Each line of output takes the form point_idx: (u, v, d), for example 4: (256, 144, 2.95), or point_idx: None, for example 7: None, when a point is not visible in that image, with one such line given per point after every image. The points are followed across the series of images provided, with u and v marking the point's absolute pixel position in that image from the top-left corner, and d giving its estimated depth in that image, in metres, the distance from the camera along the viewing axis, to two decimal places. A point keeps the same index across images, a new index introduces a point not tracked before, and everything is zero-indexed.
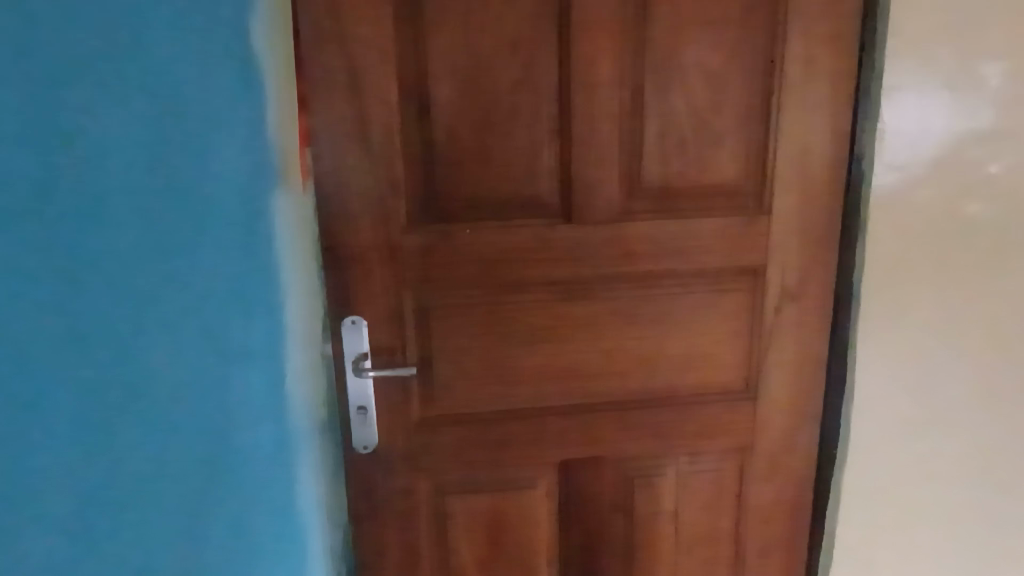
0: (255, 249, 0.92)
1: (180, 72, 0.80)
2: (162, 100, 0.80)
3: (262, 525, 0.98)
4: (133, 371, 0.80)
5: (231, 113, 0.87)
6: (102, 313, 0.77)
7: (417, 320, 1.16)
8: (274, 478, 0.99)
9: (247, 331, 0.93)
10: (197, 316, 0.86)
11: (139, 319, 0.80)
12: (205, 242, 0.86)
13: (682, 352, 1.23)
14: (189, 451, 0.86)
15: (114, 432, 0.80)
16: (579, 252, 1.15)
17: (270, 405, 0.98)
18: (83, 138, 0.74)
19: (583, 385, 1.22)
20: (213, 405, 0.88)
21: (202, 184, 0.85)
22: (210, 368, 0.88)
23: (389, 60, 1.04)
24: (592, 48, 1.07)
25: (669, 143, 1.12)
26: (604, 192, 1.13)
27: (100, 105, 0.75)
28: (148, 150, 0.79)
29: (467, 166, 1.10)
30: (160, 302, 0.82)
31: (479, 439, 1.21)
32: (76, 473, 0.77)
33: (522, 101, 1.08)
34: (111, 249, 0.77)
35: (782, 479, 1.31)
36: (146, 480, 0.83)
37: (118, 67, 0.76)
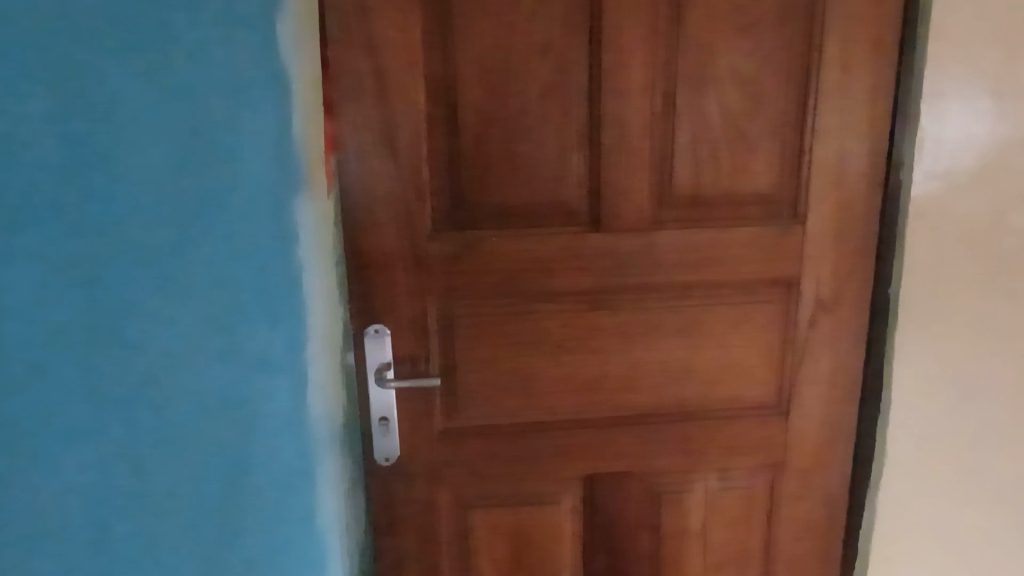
0: (267, 257, 0.86)
1: (199, 73, 0.79)
2: (163, 106, 0.79)
3: (280, 541, 0.93)
4: (147, 370, 0.83)
5: (249, 118, 0.82)
6: (114, 312, 0.81)
7: (441, 330, 1.13)
8: (293, 497, 0.93)
9: (259, 343, 0.88)
10: (199, 321, 0.85)
11: (117, 322, 0.81)
12: (212, 248, 0.84)
13: (712, 365, 1.19)
14: (175, 454, 0.86)
15: (86, 433, 0.82)
16: (608, 261, 1.12)
17: (287, 422, 0.91)
18: (103, 144, 0.77)
19: (609, 398, 1.19)
20: (227, 410, 0.88)
21: (223, 184, 0.83)
22: (223, 369, 0.87)
23: (418, 64, 1.03)
24: (624, 52, 1.05)
25: (702, 149, 1.10)
26: (634, 200, 1.10)
27: (76, 112, 0.76)
28: (141, 155, 0.79)
29: (494, 174, 1.08)
30: (148, 304, 0.82)
31: (503, 452, 1.18)
32: (91, 465, 0.83)
33: (551, 106, 1.06)
34: (102, 250, 0.79)
35: (815, 498, 1.27)
36: (121, 480, 0.85)
37: (137, 67, 0.77)
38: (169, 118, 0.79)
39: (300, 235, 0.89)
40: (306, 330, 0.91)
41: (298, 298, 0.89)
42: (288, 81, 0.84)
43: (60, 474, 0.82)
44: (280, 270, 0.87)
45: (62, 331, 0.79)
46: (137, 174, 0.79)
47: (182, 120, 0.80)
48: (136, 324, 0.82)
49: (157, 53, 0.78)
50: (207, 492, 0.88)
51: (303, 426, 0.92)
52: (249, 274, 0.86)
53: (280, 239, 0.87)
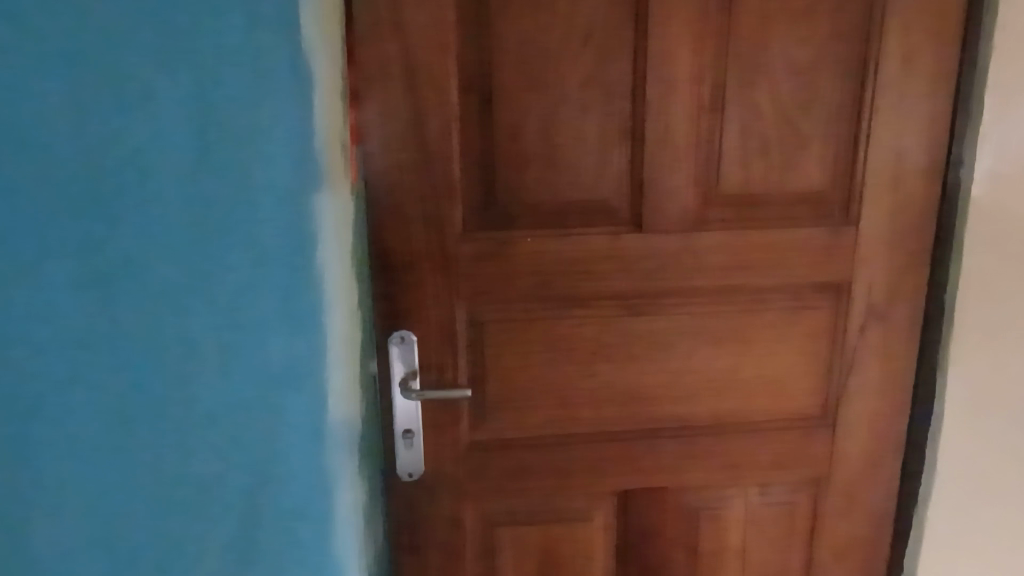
0: (287, 257, 0.82)
1: (216, 66, 0.76)
2: (184, 101, 0.76)
3: (294, 553, 0.89)
4: (164, 370, 0.82)
5: (270, 112, 0.79)
6: (133, 311, 0.80)
7: (469, 336, 1.06)
8: (307, 507, 0.88)
9: (278, 347, 0.84)
10: (215, 322, 0.82)
11: (139, 322, 0.80)
12: (230, 247, 0.81)
13: (757, 375, 1.12)
14: (195, 457, 0.84)
15: (106, 432, 0.82)
16: (649, 263, 1.05)
17: (305, 432, 0.87)
18: (124, 141, 0.76)
19: (648, 409, 1.11)
20: (242, 414, 0.85)
21: (243, 182, 0.80)
22: (240, 373, 0.84)
23: (450, 50, 0.95)
24: (671, 40, 0.98)
25: (751, 144, 1.03)
26: (678, 199, 1.03)
27: (96, 109, 0.75)
28: (163, 152, 0.77)
29: (530, 169, 1.01)
30: (169, 304, 0.80)
31: (533, 466, 1.11)
32: (111, 465, 0.83)
33: (592, 97, 0.99)
34: (122, 248, 0.78)
35: (859, 515, 1.20)
36: (141, 480, 0.84)
37: (157, 63, 0.75)
38: (190, 113, 0.77)
39: (320, 234, 0.84)
40: (325, 336, 0.86)
41: (316, 300, 0.85)
42: (310, 75, 0.80)
43: (80, 472, 0.82)
44: (298, 270, 0.83)
45: (82, 329, 0.79)
46: (159, 170, 0.77)
47: (203, 115, 0.77)
48: (158, 323, 0.80)
49: (178, 46, 0.75)
50: (226, 497, 0.86)
51: (321, 437, 0.88)
52: (268, 276, 0.82)
53: (300, 239, 0.83)
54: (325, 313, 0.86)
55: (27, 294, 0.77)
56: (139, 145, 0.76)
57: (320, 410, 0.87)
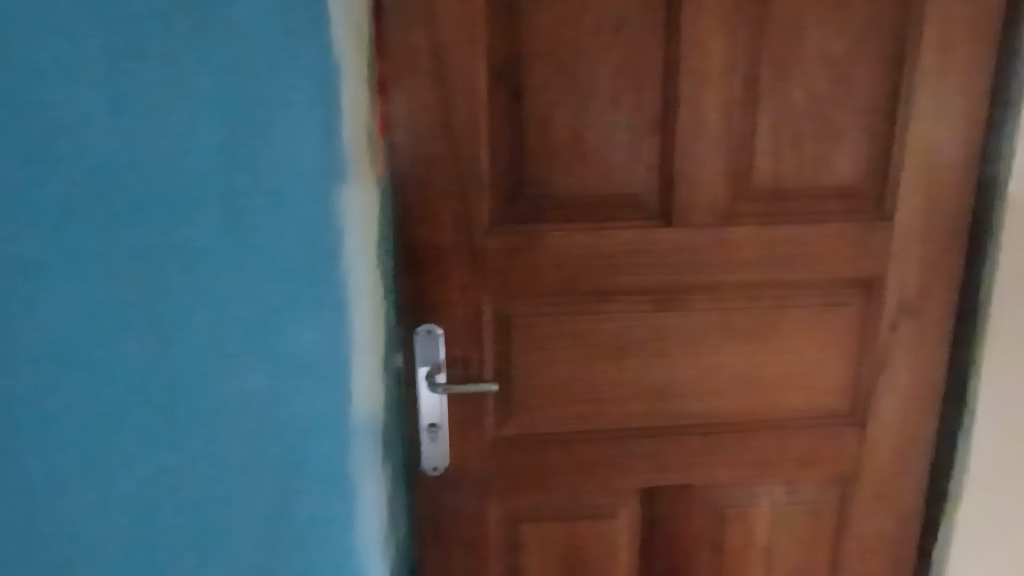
0: (312, 248, 0.82)
1: (240, 55, 0.75)
2: (212, 92, 0.75)
3: (318, 547, 0.88)
4: (187, 363, 0.81)
5: (297, 104, 0.78)
6: (155, 303, 0.79)
7: (495, 330, 1.05)
8: (332, 501, 0.88)
9: (304, 343, 0.83)
10: (239, 315, 0.81)
11: (166, 317, 0.79)
12: (254, 239, 0.80)
13: (786, 372, 1.11)
14: (222, 452, 0.84)
15: (133, 427, 0.81)
16: (677, 257, 1.04)
17: (330, 427, 0.86)
18: (148, 131, 0.75)
19: (675, 405, 1.10)
20: (265, 408, 0.84)
21: (267, 173, 0.79)
22: (264, 366, 0.83)
23: (480, 40, 0.94)
24: (704, 30, 0.96)
25: (783, 137, 1.01)
26: (709, 193, 1.02)
27: (124, 103, 0.74)
28: (190, 143, 0.76)
29: (560, 162, 0.99)
30: (192, 296, 0.79)
31: (559, 462, 1.10)
32: (133, 458, 0.82)
33: (623, 88, 0.97)
34: (144, 240, 0.77)
35: (887, 515, 1.19)
36: (168, 477, 0.83)
37: (181, 53, 0.74)
38: (217, 103, 0.76)
39: (345, 228, 0.83)
40: (349, 329, 0.85)
41: (341, 293, 0.84)
42: (336, 67, 0.79)
43: (109, 467, 0.82)
44: (323, 262, 0.82)
45: (110, 325, 0.78)
46: (186, 164, 0.76)
47: (231, 107, 0.76)
48: (182, 315, 0.80)
49: (205, 38, 0.74)
50: (253, 493, 0.85)
51: (345, 432, 0.87)
52: (296, 270, 0.81)
53: (325, 233, 0.82)
54: (350, 306, 0.85)
55: (55, 290, 0.77)
56: (163, 135, 0.75)
57: (344, 406, 0.86)
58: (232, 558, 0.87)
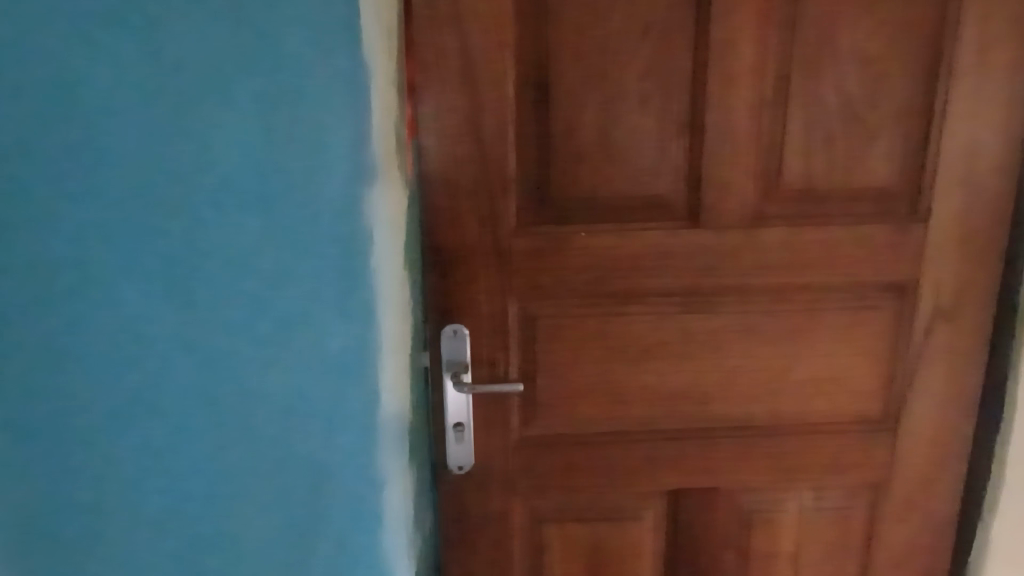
0: (343, 249, 0.83)
1: (275, 61, 0.77)
2: (247, 96, 0.77)
3: (346, 543, 0.90)
4: (220, 362, 0.83)
5: (328, 110, 0.79)
6: (190, 303, 0.81)
7: (521, 331, 1.06)
8: (360, 497, 0.89)
9: (333, 343, 0.85)
10: (271, 314, 0.83)
11: (199, 319, 0.81)
12: (286, 240, 0.81)
13: (816, 376, 1.09)
14: (253, 452, 0.86)
15: (166, 428, 0.83)
16: (704, 259, 1.03)
17: (357, 426, 0.88)
18: (184, 136, 0.77)
19: (701, 408, 1.09)
20: (296, 405, 0.86)
21: (300, 175, 0.80)
22: (296, 365, 0.85)
23: (508, 43, 0.95)
24: (734, 31, 0.95)
25: (815, 139, 0.99)
26: (737, 195, 1.01)
27: (163, 108, 0.76)
28: (225, 147, 0.78)
29: (587, 163, 0.99)
30: (226, 297, 0.81)
31: (584, 463, 1.10)
32: (168, 454, 0.84)
33: (651, 90, 0.97)
34: (181, 242, 0.79)
35: (919, 523, 1.16)
36: (201, 473, 0.85)
37: (216, 58, 0.76)
38: (252, 108, 0.78)
39: (374, 229, 0.85)
40: (379, 329, 0.87)
41: (370, 293, 0.85)
42: (367, 72, 0.80)
43: (142, 467, 0.84)
44: (354, 264, 0.84)
45: (145, 329, 0.80)
46: (220, 169, 0.78)
47: (263, 113, 0.78)
48: (216, 315, 0.82)
49: (239, 47, 0.76)
50: (282, 491, 0.87)
51: (372, 431, 0.88)
52: (325, 272, 0.83)
53: (355, 234, 0.83)
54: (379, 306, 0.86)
55: (90, 294, 0.79)
56: (200, 139, 0.77)
57: (372, 405, 0.88)
58: (263, 554, 0.89)
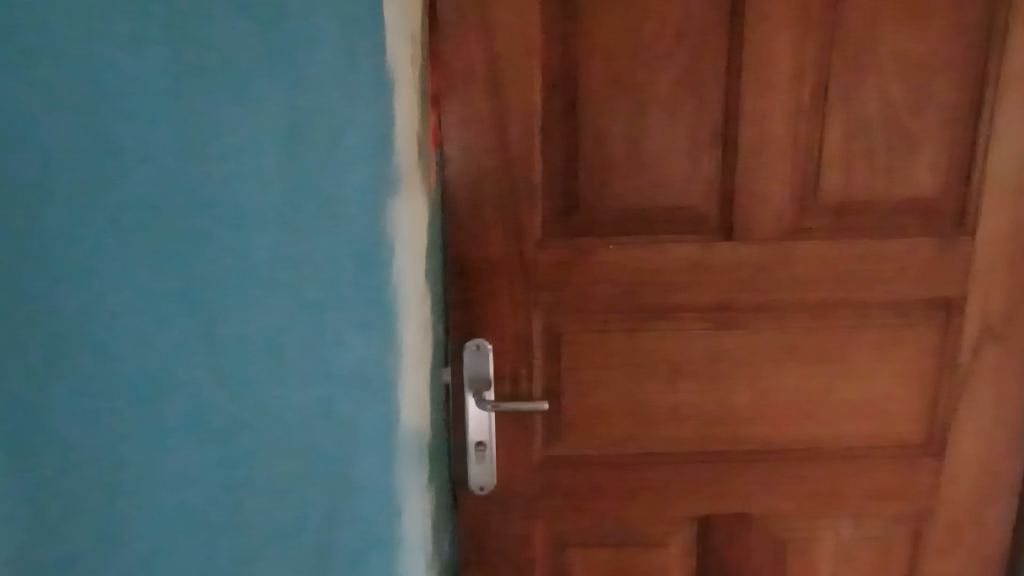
0: (366, 255, 0.81)
1: (300, 62, 0.75)
2: (266, 96, 0.75)
3: (362, 556, 0.87)
4: (232, 368, 0.80)
5: (350, 114, 0.78)
6: (201, 306, 0.78)
7: (545, 346, 1.02)
8: (378, 510, 0.86)
9: (355, 357, 0.83)
10: (287, 319, 0.80)
11: (216, 325, 0.78)
12: (304, 244, 0.79)
13: (854, 397, 1.04)
14: (264, 461, 0.82)
15: (179, 438, 0.79)
16: (737, 274, 0.99)
17: (377, 441, 0.85)
18: (199, 132, 0.74)
19: (733, 429, 1.04)
20: (311, 414, 0.83)
21: (321, 178, 0.78)
22: (313, 373, 0.82)
23: (535, 50, 0.92)
24: (770, 38, 0.92)
25: (855, 150, 0.95)
26: (773, 207, 0.97)
27: (177, 101, 0.73)
28: (243, 146, 0.75)
29: (615, 174, 0.96)
30: (241, 300, 0.79)
31: (609, 485, 1.06)
32: (176, 464, 0.80)
33: (683, 99, 0.94)
34: (193, 242, 0.76)
35: (967, 555, 1.10)
36: (207, 481, 0.81)
37: (238, 58, 0.74)
38: (272, 109, 0.75)
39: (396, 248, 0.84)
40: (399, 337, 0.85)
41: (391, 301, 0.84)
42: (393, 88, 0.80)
43: (151, 480, 0.79)
44: (376, 271, 0.82)
45: (167, 339, 0.77)
46: (247, 176, 0.76)
47: (291, 119, 0.76)
48: (229, 318, 0.79)
49: (270, 49, 0.74)
50: (304, 508, 0.84)
51: (394, 447, 0.87)
52: (350, 282, 0.81)
53: (376, 241, 0.82)
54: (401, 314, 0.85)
55: (106, 300, 0.75)
56: (216, 136, 0.75)
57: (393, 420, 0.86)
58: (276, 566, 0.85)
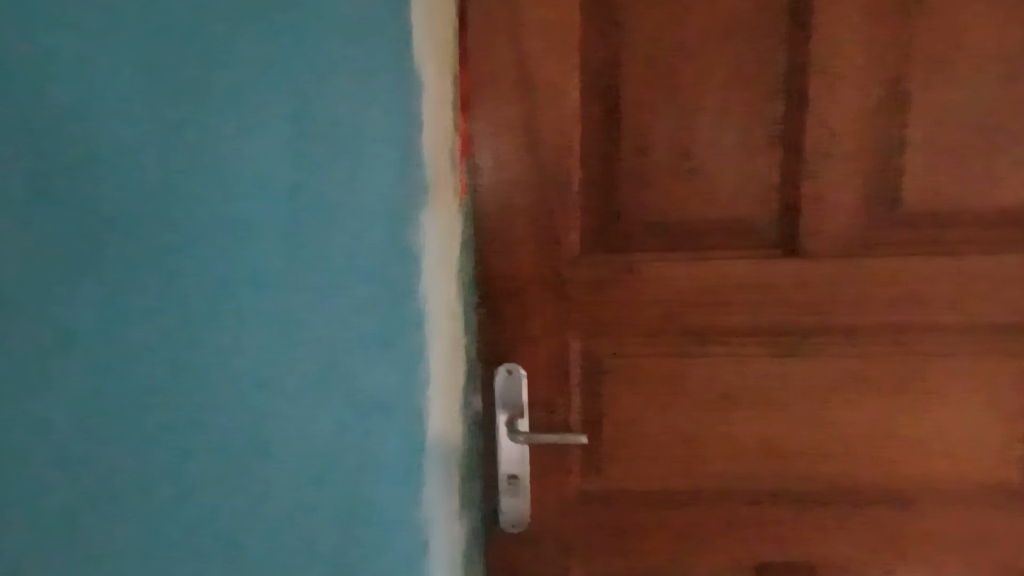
0: (388, 269, 0.72)
1: (317, 57, 0.68)
2: (277, 94, 0.67)
3: None
4: (230, 408, 0.69)
5: (371, 110, 0.70)
6: (194, 337, 0.67)
7: (584, 373, 0.93)
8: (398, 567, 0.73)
9: (375, 387, 0.72)
10: (296, 347, 0.70)
11: (212, 357, 0.68)
12: (317, 258, 0.70)
13: (939, 434, 0.91)
14: (262, 520, 0.70)
15: (161, 492, 0.67)
16: (801, 295, 0.89)
17: (401, 477, 0.73)
18: (198, 137, 0.66)
19: (796, 467, 0.93)
20: (321, 459, 0.71)
21: (336, 184, 0.69)
22: (325, 408, 0.71)
23: (572, 50, 0.85)
24: (834, 32, 0.83)
25: (935, 154, 0.84)
26: (841, 219, 0.86)
27: (174, 102, 0.65)
28: (248, 150, 0.67)
29: (662, 184, 0.87)
30: (242, 328, 0.68)
31: (654, 526, 0.96)
32: (157, 524, 0.68)
33: (737, 100, 0.85)
34: (186, 261, 0.66)
35: None
36: (192, 548, 0.68)
37: (243, 49, 0.66)
38: (282, 108, 0.68)
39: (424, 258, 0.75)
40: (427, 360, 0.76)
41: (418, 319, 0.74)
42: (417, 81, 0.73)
43: (124, 544, 0.67)
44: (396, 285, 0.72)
45: (163, 357, 0.67)
46: (261, 173, 0.68)
47: (302, 109, 0.68)
48: (228, 349, 0.68)
49: (280, 42, 0.67)
50: (309, 571, 0.71)
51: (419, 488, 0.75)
52: (368, 301, 0.71)
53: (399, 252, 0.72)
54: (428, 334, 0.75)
55: (79, 329, 0.64)
56: (217, 139, 0.66)
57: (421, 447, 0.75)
58: None
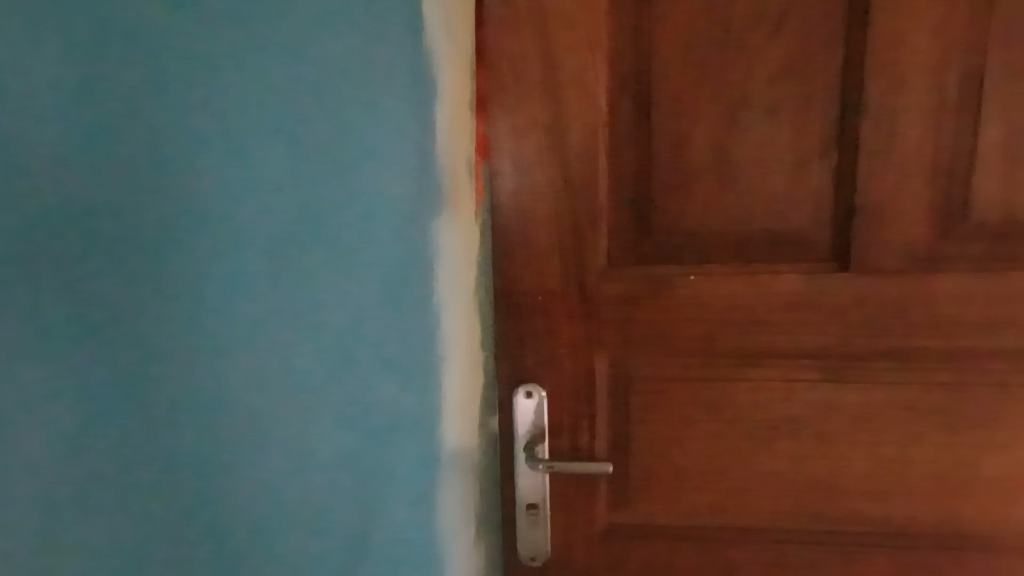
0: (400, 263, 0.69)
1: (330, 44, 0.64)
2: (284, 73, 0.63)
3: None
4: (228, 396, 0.63)
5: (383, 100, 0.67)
6: (186, 315, 0.60)
7: (611, 395, 0.85)
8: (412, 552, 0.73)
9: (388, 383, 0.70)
10: (303, 333, 0.66)
11: (206, 341, 0.62)
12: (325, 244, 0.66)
13: (1014, 472, 0.81)
14: (281, 507, 0.67)
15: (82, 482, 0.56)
16: (855, 313, 0.79)
17: (420, 501, 0.73)
18: (201, 107, 0.60)
19: (849, 505, 0.84)
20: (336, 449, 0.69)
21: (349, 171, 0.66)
22: (335, 398, 0.68)
23: (602, 44, 0.77)
24: (901, 19, 0.73)
25: (1015, 157, 0.75)
26: (903, 229, 0.77)
27: (160, 59, 0.58)
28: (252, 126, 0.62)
29: (699, 190, 0.79)
30: (256, 310, 0.64)
31: (688, 564, 0.87)
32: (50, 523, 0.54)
33: (786, 96, 0.76)
34: (157, 231, 0.58)
35: None
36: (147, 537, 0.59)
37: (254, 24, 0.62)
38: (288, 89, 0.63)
39: (437, 260, 0.73)
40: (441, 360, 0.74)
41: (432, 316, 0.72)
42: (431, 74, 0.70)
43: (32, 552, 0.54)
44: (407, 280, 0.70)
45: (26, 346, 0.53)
46: (255, 167, 0.63)
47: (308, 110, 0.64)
48: (233, 332, 0.63)
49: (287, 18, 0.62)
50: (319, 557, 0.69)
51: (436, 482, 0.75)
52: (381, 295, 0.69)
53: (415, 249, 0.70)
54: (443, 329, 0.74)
55: None
56: (220, 109, 0.61)
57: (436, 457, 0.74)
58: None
